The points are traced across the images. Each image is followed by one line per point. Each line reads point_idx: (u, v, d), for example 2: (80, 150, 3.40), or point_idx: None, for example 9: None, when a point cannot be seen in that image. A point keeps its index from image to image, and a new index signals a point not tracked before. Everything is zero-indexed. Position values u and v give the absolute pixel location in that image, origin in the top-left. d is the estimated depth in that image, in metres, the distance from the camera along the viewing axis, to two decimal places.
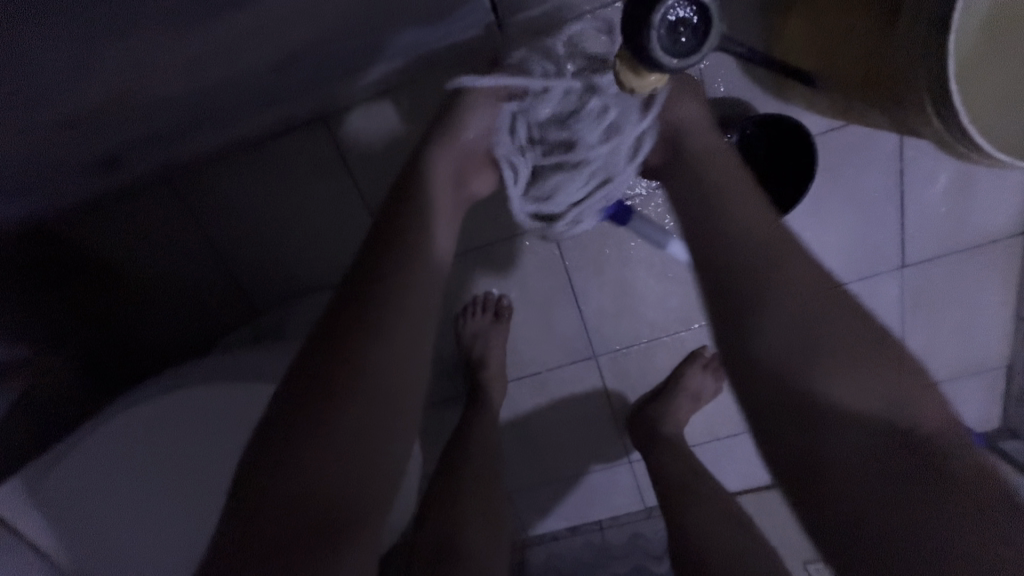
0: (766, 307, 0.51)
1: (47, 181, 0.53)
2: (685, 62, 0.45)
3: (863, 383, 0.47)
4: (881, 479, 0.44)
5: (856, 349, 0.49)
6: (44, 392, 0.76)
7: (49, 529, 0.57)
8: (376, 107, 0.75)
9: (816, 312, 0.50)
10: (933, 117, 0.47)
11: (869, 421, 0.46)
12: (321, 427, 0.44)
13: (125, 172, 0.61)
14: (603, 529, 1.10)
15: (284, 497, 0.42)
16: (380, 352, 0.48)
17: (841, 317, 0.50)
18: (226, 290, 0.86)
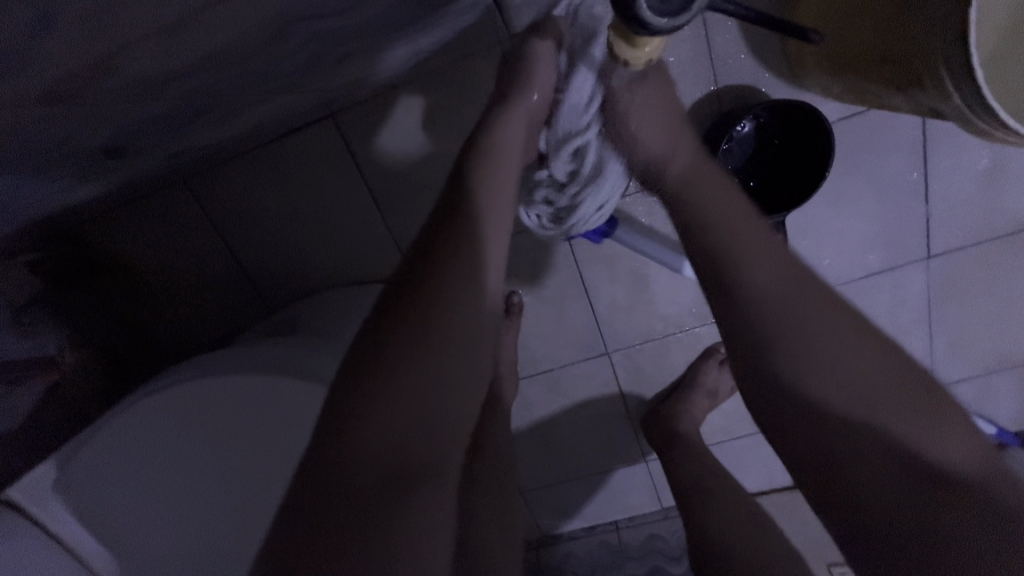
0: (786, 342, 0.51)
1: (61, 177, 0.54)
2: (675, 22, 0.40)
3: (888, 421, 0.47)
4: (908, 496, 0.45)
5: (877, 387, 0.48)
6: (68, 385, 0.78)
7: (77, 516, 0.59)
8: (384, 103, 0.75)
9: (835, 349, 0.49)
10: (953, 95, 0.46)
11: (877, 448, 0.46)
12: (362, 415, 0.45)
13: (129, 168, 0.61)
14: (619, 529, 1.08)
15: (333, 482, 0.43)
16: (428, 344, 0.48)
17: (862, 353, 0.49)
18: (241, 288, 0.87)
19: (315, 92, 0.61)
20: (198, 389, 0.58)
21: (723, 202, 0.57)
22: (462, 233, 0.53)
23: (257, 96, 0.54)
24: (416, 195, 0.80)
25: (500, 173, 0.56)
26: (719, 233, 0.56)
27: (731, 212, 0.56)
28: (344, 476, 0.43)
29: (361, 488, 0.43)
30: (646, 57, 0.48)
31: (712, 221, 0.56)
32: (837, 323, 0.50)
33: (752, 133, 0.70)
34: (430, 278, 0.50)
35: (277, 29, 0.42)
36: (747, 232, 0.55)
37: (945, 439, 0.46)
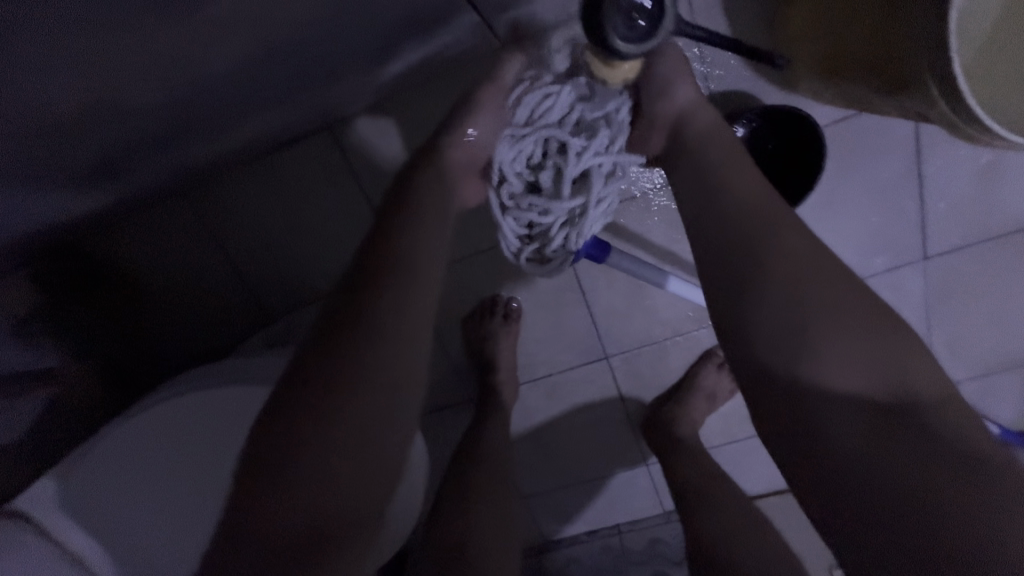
0: (765, 295, 0.48)
1: (59, 190, 0.55)
2: (642, 48, 0.43)
3: (865, 370, 0.45)
4: (900, 484, 0.40)
5: (853, 331, 0.46)
6: (67, 399, 0.80)
7: (80, 526, 0.60)
8: (381, 115, 0.77)
9: (818, 299, 0.47)
10: (939, 101, 0.46)
11: (867, 422, 0.43)
12: (301, 426, 0.42)
13: (127, 180, 0.62)
14: (621, 534, 1.08)
15: (272, 493, 0.42)
16: (375, 350, 0.44)
17: (839, 299, 0.47)
18: (242, 298, 0.88)
19: (310, 104, 0.62)
20: (198, 399, 0.59)
21: (731, 168, 0.53)
22: (409, 237, 0.49)
23: (254, 108, 0.55)
24: None
25: (453, 188, 0.56)
26: (722, 198, 0.52)
27: (737, 178, 0.53)
28: (284, 489, 0.42)
29: (302, 503, 0.42)
30: (622, 76, 0.48)
31: (715, 187, 0.53)
32: (815, 265, 0.48)
33: (747, 138, 0.70)
34: (376, 283, 0.46)
35: (269, 44, 0.43)
36: (751, 196, 0.51)
37: (916, 374, 0.45)
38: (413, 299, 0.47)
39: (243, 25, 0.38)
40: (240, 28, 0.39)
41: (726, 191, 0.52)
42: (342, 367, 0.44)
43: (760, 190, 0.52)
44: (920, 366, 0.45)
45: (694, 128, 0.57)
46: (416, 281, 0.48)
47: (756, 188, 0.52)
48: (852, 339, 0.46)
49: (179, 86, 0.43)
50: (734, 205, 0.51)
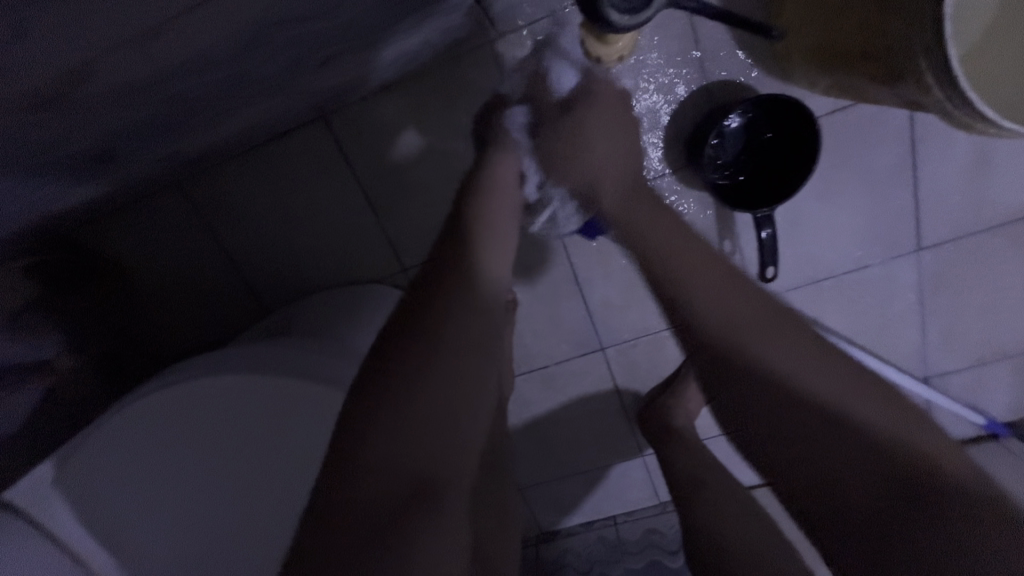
0: (740, 343, 0.59)
1: (48, 183, 0.54)
2: (637, 19, 0.45)
3: (849, 411, 0.54)
4: (878, 496, 0.51)
5: (817, 371, 0.57)
6: (62, 391, 0.79)
7: (79, 517, 0.60)
8: (374, 104, 0.76)
9: (772, 344, 0.59)
10: (933, 87, 0.47)
11: (834, 440, 0.54)
12: (376, 423, 0.47)
13: (115, 173, 0.61)
14: (617, 524, 1.08)
15: (359, 474, 0.46)
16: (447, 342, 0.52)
17: (767, 324, 0.60)
18: (239, 290, 0.88)
19: (305, 94, 0.62)
20: (187, 391, 0.58)
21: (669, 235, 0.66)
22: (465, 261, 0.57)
23: (248, 97, 0.54)
24: (408, 194, 0.80)
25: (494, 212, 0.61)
26: (665, 262, 0.65)
27: (671, 242, 0.66)
28: (368, 476, 0.46)
29: (374, 499, 0.46)
30: (617, 53, 0.56)
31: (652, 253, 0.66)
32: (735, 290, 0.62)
33: (742, 129, 0.71)
34: (437, 301, 0.53)
35: (266, 31, 0.43)
36: (704, 277, 0.63)
37: (875, 409, 0.54)
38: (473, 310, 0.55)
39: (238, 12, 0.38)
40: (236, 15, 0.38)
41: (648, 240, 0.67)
42: (412, 369, 0.50)
43: (700, 257, 0.64)
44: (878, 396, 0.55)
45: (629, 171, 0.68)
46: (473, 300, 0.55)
47: (694, 248, 0.65)
48: (824, 378, 0.56)
49: (175, 77, 0.42)
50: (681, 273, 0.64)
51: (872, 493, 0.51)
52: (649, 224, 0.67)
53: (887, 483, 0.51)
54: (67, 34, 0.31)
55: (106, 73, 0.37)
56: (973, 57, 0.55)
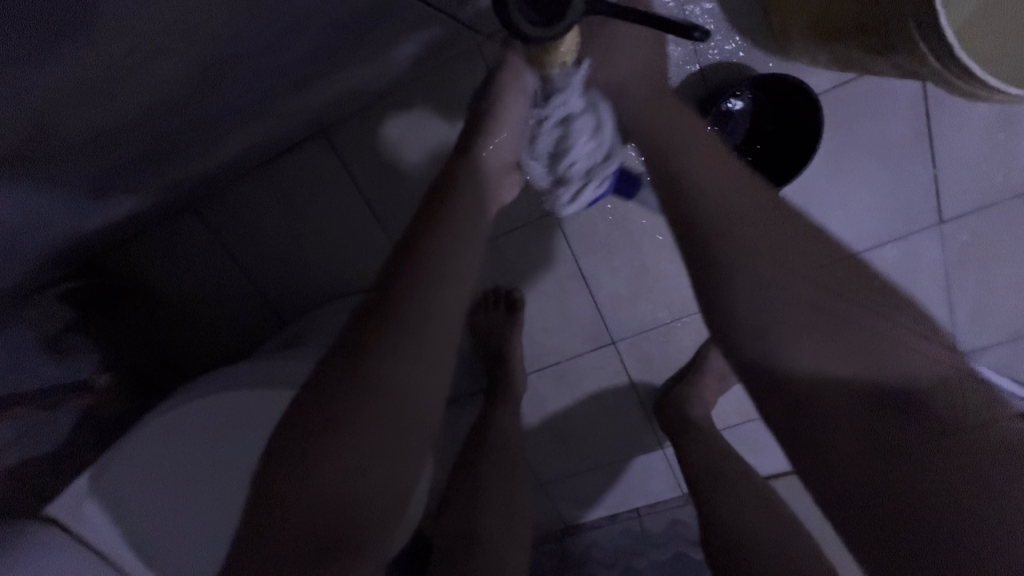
0: (762, 310, 0.53)
1: (60, 217, 0.57)
2: (550, 33, 0.43)
3: (884, 369, 0.49)
4: (878, 443, 0.48)
5: (851, 350, 0.50)
6: (100, 409, 0.84)
7: (113, 524, 0.63)
8: (372, 115, 0.77)
9: (762, 280, 0.53)
10: (930, 59, 0.47)
11: (866, 405, 0.49)
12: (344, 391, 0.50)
13: (123, 203, 0.65)
14: (642, 516, 1.08)
15: (310, 425, 0.50)
16: (401, 342, 0.51)
17: (833, 301, 0.51)
18: (256, 305, 0.91)
19: (296, 112, 0.63)
20: (213, 401, 0.62)
21: (705, 170, 0.56)
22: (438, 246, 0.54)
23: (238, 121, 0.55)
24: (410, 201, 0.81)
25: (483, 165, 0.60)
26: (731, 255, 0.54)
27: (718, 179, 0.56)
28: (316, 451, 0.49)
29: (321, 465, 0.49)
30: (560, 60, 0.51)
31: (705, 215, 0.55)
32: (797, 277, 0.52)
33: (746, 111, 0.69)
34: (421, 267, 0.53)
35: (249, 57, 0.44)
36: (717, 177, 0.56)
37: (906, 363, 0.49)
38: (440, 299, 0.53)
39: (222, 43, 0.39)
40: (220, 46, 0.40)
41: (707, 195, 0.55)
42: (380, 346, 0.51)
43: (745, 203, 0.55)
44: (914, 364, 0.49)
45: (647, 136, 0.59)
46: (441, 284, 0.53)
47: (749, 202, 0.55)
48: (809, 336, 0.51)
49: (167, 108, 0.44)
50: (711, 209, 0.55)
51: (857, 448, 0.49)
52: (708, 184, 0.56)
53: (875, 439, 0.48)
54: (59, 81, 0.33)
55: (99, 109, 0.38)
56: (975, 19, 0.55)
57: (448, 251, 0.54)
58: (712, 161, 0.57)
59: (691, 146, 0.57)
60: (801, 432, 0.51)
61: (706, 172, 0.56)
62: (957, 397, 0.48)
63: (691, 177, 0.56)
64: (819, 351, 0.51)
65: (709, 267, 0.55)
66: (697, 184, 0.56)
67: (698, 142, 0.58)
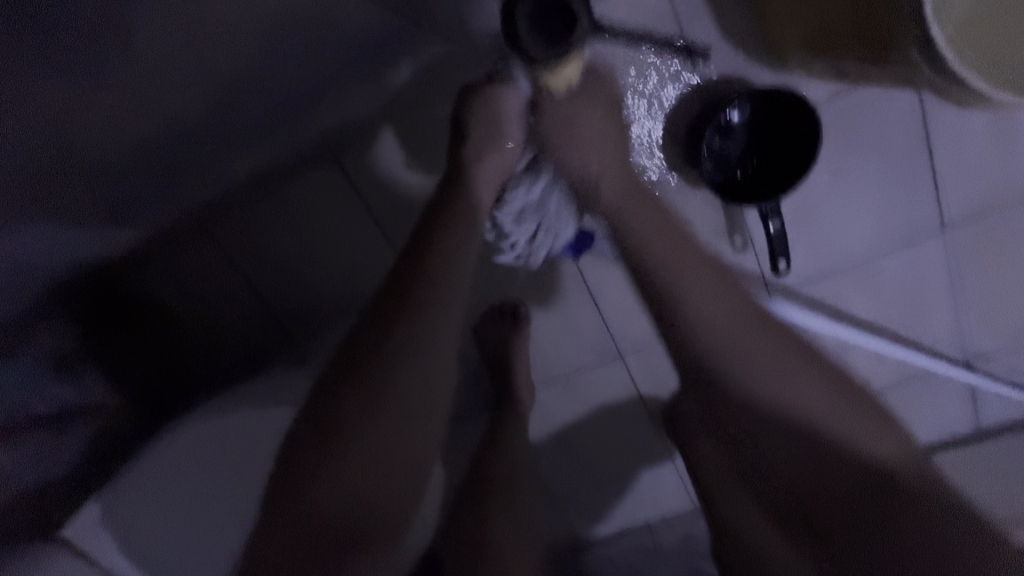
0: (761, 395, 0.62)
1: (74, 241, 0.58)
2: (552, 54, 0.48)
3: (846, 439, 0.61)
4: (868, 491, 0.60)
5: (821, 398, 0.62)
6: (111, 429, 0.85)
7: (123, 548, 0.63)
8: (378, 136, 0.79)
9: (760, 363, 0.62)
10: (923, 66, 0.47)
11: (863, 489, 0.60)
12: (345, 437, 0.57)
13: (133, 227, 0.65)
14: (653, 531, 1.06)
15: (318, 463, 0.56)
16: (397, 389, 0.58)
17: (817, 389, 0.62)
18: (268, 324, 0.92)
19: (301, 135, 0.64)
20: (216, 419, 0.65)
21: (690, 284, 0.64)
22: (433, 293, 0.60)
23: (246, 146, 0.57)
24: (416, 218, 0.82)
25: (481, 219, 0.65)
26: (693, 304, 0.64)
27: (703, 289, 0.64)
28: (324, 497, 0.55)
29: (315, 514, 0.55)
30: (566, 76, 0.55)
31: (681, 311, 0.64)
32: (797, 385, 0.62)
33: (744, 123, 0.70)
34: (404, 315, 0.59)
35: (262, 83, 0.45)
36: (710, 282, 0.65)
37: (864, 438, 0.61)
38: (437, 339, 0.60)
39: None
40: None
41: (680, 301, 0.64)
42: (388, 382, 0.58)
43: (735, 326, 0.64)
44: (878, 437, 0.62)
45: (628, 235, 0.67)
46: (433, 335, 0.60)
47: (744, 320, 0.65)
48: (810, 404, 0.62)
49: (183, 132, 0.45)
50: (705, 322, 0.63)
51: (856, 502, 0.60)
52: (715, 323, 0.63)
53: (875, 491, 0.60)
54: None
55: None
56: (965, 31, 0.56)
57: (448, 288, 0.61)
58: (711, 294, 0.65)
59: (671, 252, 0.66)
60: (812, 496, 0.62)
61: (678, 268, 0.65)
62: (909, 468, 0.62)
63: (669, 305, 0.65)
64: (835, 426, 0.61)
65: (698, 373, 0.65)
66: (690, 316, 0.64)
67: (688, 250, 0.67)
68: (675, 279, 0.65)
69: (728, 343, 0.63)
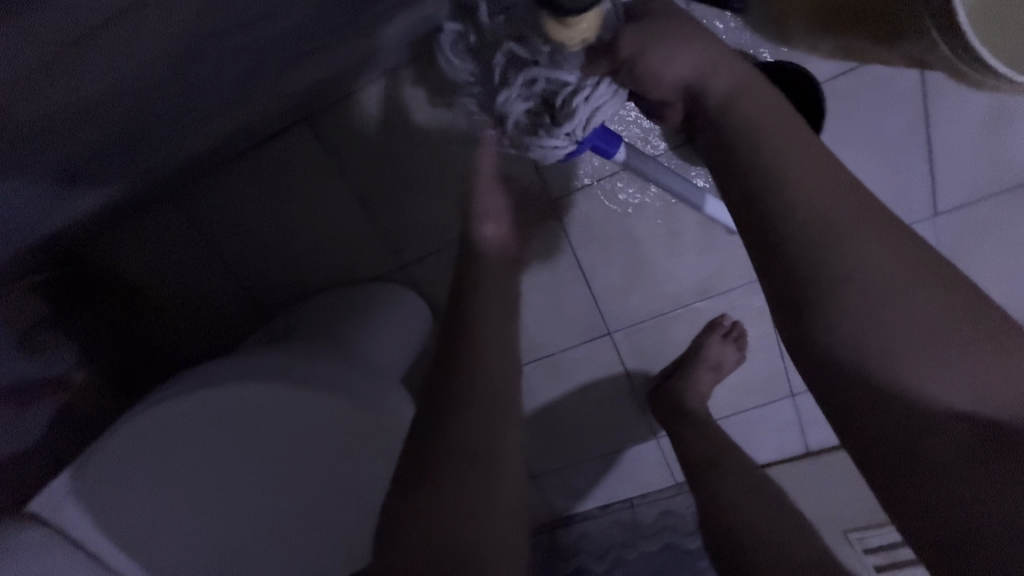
0: (845, 272, 0.42)
1: (27, 205, 0.53)
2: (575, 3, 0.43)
3: None
4: None
5: (990, 383, 0.39)
6: (79, 404, 0.82)
7: (95, 529, 0.60)
8: (361, 101, 0.75)
9: (880, 236, 0.43)
10: (941, 45, 0.46)
11: None
12: (457, 391, 0.53)
13: (94, 192, 0.61)
14: (634, 507, 1.08)
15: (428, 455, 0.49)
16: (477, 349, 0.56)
17: (946, 317, 0.41)
18: (242, 298, 0.88)
19: (280, 94, 0.59)
20: (185, 404, 0.59)
21: (802, 158, 0.46)
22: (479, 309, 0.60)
23: (218, 103, 0.52)
24: (404, 190, 0.79)
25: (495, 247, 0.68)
26: (786, 152, 0.46)
27: (798, 169, 0.46)
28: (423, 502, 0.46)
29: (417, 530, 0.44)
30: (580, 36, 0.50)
31: (764, 154, 0.47)
32: (949, 337, 0.40)
33: None
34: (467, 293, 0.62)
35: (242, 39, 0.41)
36: (788, 127, 0.48)
37: None
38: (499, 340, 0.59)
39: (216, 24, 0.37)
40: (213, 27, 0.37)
41: (767, 143, 0.47)
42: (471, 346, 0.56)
43: (905, 270, 0.42)
44: None
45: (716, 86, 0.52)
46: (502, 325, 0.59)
47: (889, 229, 0.44)
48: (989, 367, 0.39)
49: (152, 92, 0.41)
50: (770, 143, 0.47)
51: None
52: (843, 240, 0.43)
53: None
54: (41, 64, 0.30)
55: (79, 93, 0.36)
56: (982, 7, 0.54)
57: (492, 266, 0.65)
58: (810, 170, 0.46)
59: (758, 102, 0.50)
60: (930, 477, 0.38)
61: (785, 135, 0.48)
62: None
63: (775, 162, 0.47)
64: None
65: (807, 224, 0.44)
66: (810, 207, 0.44)
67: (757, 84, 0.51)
68: (821, 231, 0.43)
69: (829, 232, 0.43)
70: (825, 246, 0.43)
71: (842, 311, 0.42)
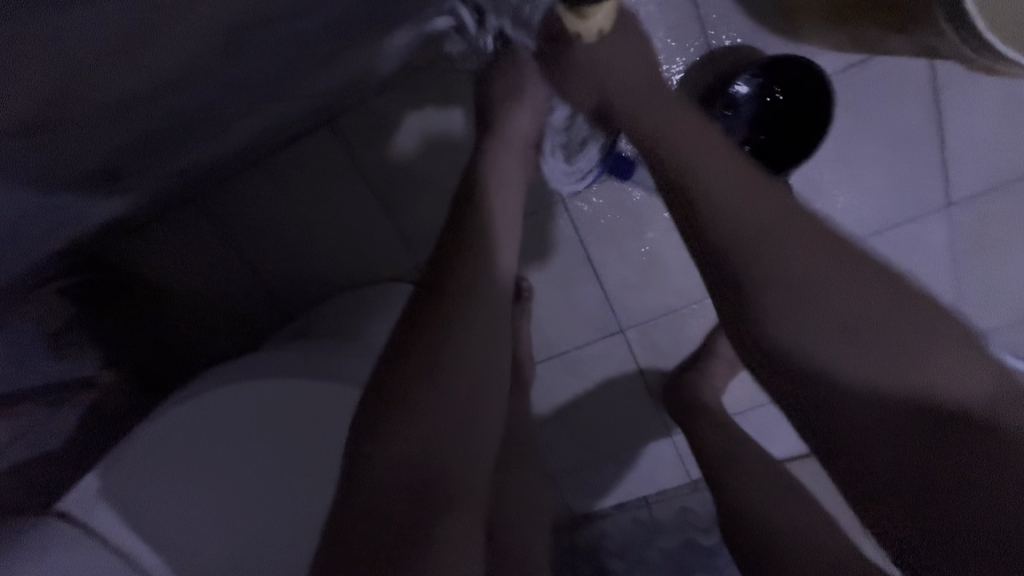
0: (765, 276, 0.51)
1: (61, 207, 0.55)
2: None
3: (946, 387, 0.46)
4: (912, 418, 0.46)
5: (878, 350, 0.48)
6: (102, 404, 0.85)
7: (124, 519, 0.63)
8: (377, 105, 0.76)
9: (790, 246, 0.51)
10: (949, 32, 0.47)
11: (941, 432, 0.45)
12: (426, 355, 0.51)
13: (123, 196, 0.63)
14: (650, 505, 1.08)
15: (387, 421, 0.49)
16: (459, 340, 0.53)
17: (858, 303, 0.49)
18: (263, 300, 0.90)
19: (303, 97, 0.61)
20: (205, 403, 0.60)
21: (721, 186, 0.54)
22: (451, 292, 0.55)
23: (244, 105, 0.54)
24: (419, 191, 0.81)
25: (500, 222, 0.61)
26: (715, 192, 0.54)
27: (729, 201, 0.53)
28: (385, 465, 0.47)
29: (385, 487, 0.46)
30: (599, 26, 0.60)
31: (700, 192, 0.54)
32: (856, 309, 0.49)
33: (752, 93, 0.68)
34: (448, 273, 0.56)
35: None
36: (706, 152, 0.56)
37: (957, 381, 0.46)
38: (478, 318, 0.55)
39: None
40: None
41: (698, 169, 0.55)
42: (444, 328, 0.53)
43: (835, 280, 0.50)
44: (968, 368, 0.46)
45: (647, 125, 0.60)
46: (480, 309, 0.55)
47: (799, 224, 0.52)
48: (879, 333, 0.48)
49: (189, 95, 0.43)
50: (695, 164, 0.55)
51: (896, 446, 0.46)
52: (761, 248, 0.51)
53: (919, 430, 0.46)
54: None
55: None
56: None
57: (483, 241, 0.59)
58: (750, 209, 0.53)
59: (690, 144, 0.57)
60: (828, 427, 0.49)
61: (705, 164, 0.55)
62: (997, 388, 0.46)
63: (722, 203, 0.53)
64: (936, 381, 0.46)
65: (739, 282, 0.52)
66: (733, 235, 0.52)
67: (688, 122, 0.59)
68: (746, 251, 0.52)
69: (759, 244, 0.51)
70: (757, 260, 0.51)
71: (773, 306, 0.50)
